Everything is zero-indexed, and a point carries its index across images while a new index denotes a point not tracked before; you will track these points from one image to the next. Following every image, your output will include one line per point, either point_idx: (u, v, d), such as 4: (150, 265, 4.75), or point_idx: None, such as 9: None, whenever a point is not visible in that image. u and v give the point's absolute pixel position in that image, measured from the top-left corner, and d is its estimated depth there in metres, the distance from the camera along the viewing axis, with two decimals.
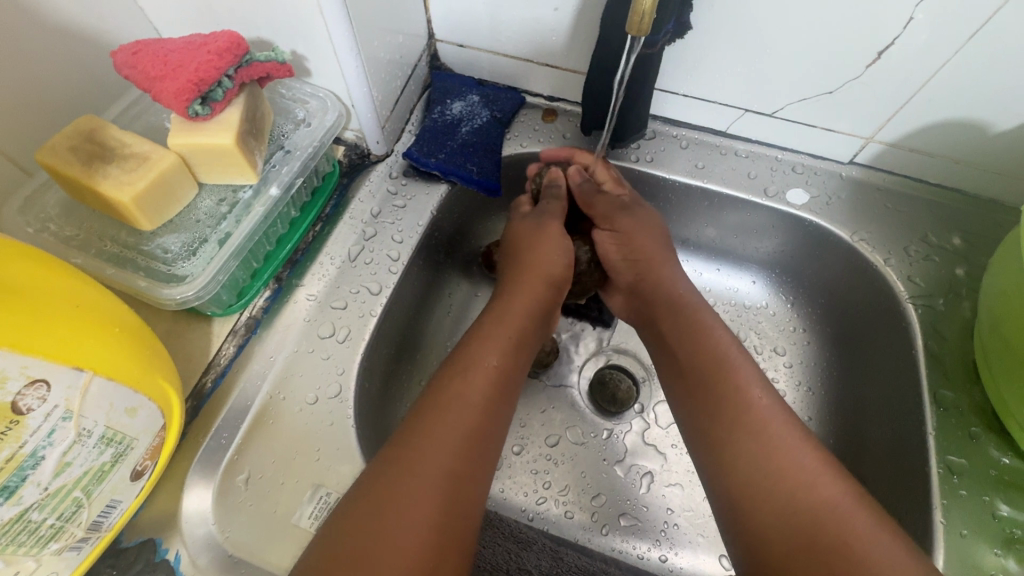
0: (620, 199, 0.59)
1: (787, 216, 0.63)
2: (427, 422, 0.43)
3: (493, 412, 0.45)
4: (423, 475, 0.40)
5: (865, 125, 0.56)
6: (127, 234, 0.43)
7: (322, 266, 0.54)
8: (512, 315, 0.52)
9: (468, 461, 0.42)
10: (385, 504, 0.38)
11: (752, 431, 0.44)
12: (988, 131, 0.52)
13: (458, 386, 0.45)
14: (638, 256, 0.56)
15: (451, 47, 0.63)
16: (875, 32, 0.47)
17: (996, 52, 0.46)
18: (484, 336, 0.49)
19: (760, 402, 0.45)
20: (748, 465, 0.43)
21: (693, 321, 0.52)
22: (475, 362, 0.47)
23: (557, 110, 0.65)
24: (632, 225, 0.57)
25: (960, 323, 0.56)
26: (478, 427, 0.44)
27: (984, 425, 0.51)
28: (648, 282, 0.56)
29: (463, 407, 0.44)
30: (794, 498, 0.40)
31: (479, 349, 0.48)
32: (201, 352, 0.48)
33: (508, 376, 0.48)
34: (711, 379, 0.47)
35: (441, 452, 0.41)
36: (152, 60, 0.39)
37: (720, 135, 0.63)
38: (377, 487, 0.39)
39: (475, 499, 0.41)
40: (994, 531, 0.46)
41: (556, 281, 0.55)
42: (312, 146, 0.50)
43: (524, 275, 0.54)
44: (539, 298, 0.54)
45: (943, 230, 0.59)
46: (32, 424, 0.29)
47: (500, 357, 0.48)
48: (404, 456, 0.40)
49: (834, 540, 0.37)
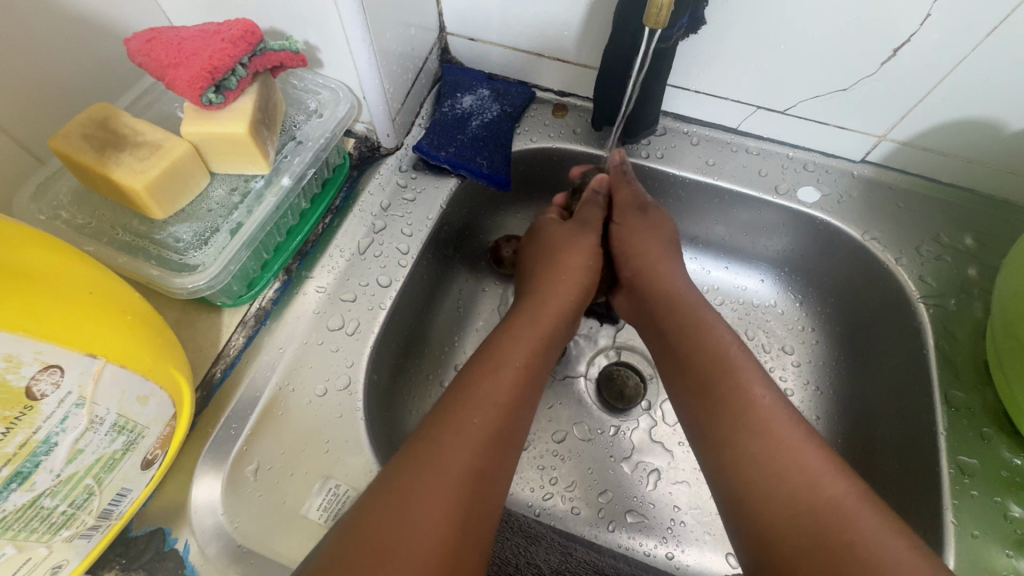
0: (638, 198, 0.58)
1: (799, 215, 0.62)
2: (450, 420, 0.42)
3: (517, 412, 0.45)
4: (447, 471, 0.39)
5: (879, 123, 0.56)
6: (138, 223, 0.43)
7: (332, 258, 0.54)
8: (542, 309, 0.53)
9: (491, 459, 0.42)
10: (408, 500, 0.37)
11: (755, 434, 0.43)
12: (1002, 131, 0.52)
13: (483, 384, 0.45)
14: (634, 251, 0.58)
15: (462, 40, 0.63)
16: (892, 28, 0.47)
17: (1013, 50, 0.45)
18: (511, 335, 0.50)
19: (759, 404, 0.44)
20: (751, 469, 0.42)
21: (700, 325, 0.51)
22: (503, 360, 0.47)
23: (567, 105, 0.65)
24: (641, 225, 0.58)
25: (972, 323, 0.55)
26: (501, 425, 0.43)
27: (995, 425, 0.50)
28: (644, 278, 0.57)
29: (488, 405, 0.44)
30: (795, 498, 0.40)
31: (506, 347, 0.48)
32: (212, 343, 0.48)
33: (533, 374, 0.48)
34: (714, 377, 0.47)
35: (467, 449, 0.41)
36: (166, 48, 0.39)
37: (731, 132, 0.63)
38: (399, 482, 0.38)
39: (494, 498, 0.41)
40: (1006, 532, 0.46)
41: (583, 281, 0.56)
42: (323, 137, 0.50)
43: (551, 275, 0.55)
44: (572, 298, 0.55)
45: (955, 231, 0.59)
46: (46, 410, 0.29)
47: (527, 356, 0.48)
48: (425, 452, 0.40)
49: (837, 539, 0.37)
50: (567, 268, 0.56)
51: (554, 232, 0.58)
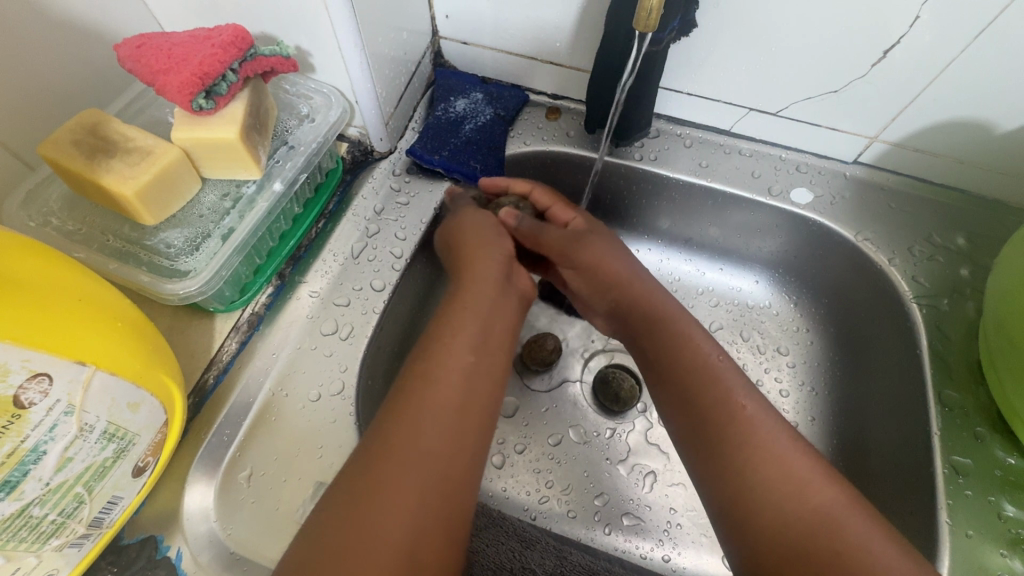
0: (568, 230, 0.55)
1: (792, 216, 0.62)
2: (397, 416, 0.39)
3: (468, 387, 0.41)
4: (393, 467, 0.37)
5: (870, 124, 0.56)
6: (130, 229, 0.43)
7: (326, 263, 0.54)
8: (476, 281, 0.48)
9: (443, 446, 0.39)
10: (360, 502, 0.35)
11: (740, 445, 0.43)
12: (992, 131, 0.52)
13: (426, 372, 0.41)
14: (602, 287, 0.54)
15: (455, 44, 0.63)
16: (881, 30, 0.47)
17: (1002, 51, 0.46)
18: (445, 311, 0.45)
19: (746, 414, 0.44)
20: (737, 479, 0.42)
21: (680, 335, 0.49)
22: (438, 339, 0.43)
23: (561, 108, 0.65)
24: (588, 256, 0.54)
25: (965, 323, 0.55)
26: (447, 405, 0.40)
27: (988, 425, 0.50)
28: (622, 305, 0.53)
29: (435, 394, 0.40)
30: (783, 506, 0.40)
31: (446, 330, 0.44)
32: (203, 349, 0.48)
33: (482, 351, 0.44)
34: (698, 386, 0.46)
35: (409, 440, 0.38)
36: (156, 54, 0.39)
37: (723, 134, 0.63)
38: (349, 485, 0.36)
39: (463, 486, 0.39)
40: (1000, 532, 0.46)
41: (495, 257, 0.50)
42: (315, 142, 0.50)
43: (476, 249, 0.50)
44: (495, 271, 0.49)
45: (947, 230, 0.59)
46: (34, 418, 0.29)
47: (472, 335, 0.44)
48: (367, 452, 0.37)
49: (826, 547, 0.38)
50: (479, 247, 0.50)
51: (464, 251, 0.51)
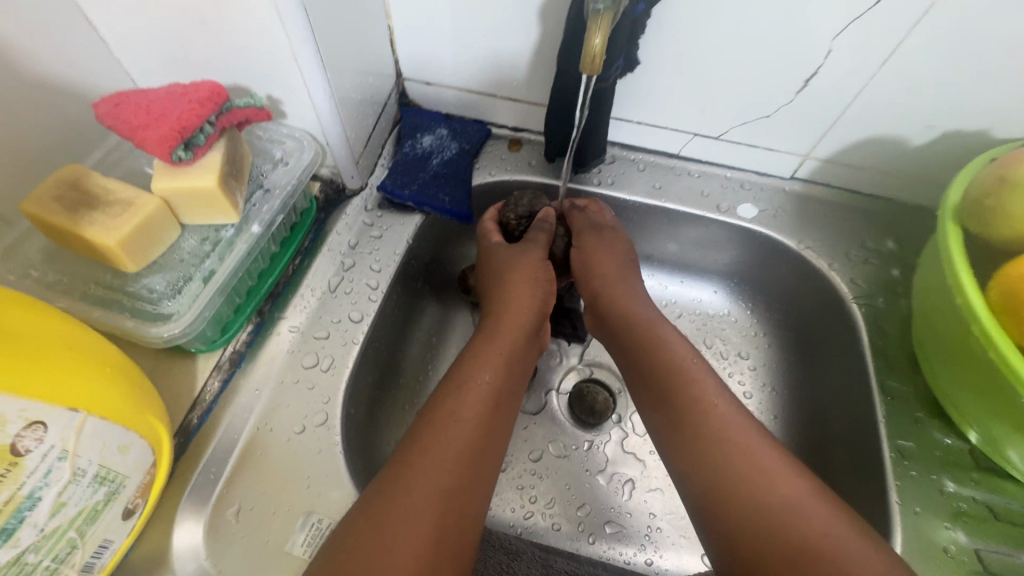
0: (595, 219, 0.61)
1: (740, 230, 0.68)
2: (421, 443, 0.44)
3: (489, 429, 0.47)
4: (419, 491, 0.41)
5: (801, 142, 0.62)
6: (111, 276, 0.45)
7: (304, 298, 0.56)
8: (502, 327, 0.54)
9: (464, 478, 0.44)
10: (380, 524, 0.39)
11: (713, 442, 0.46)
12: (907, 145, 0.59)
13: (450, 404, 0.47)
14: (598, 274, 0.59)
15: (419, 85, 0.67)
16: (800, 63, 0.53)
17: (904, 78, 0.52)
18: (474, 356, 0.51)
19: (717, 410, 0.48)
20: (711, 472, 0.45)
21: (656, 340, 0.54)
22: (468, 381, 0.49)
23: (522, 139, 0.70)
24: (596, 244, 0.60)
25: (901, 318, 0.61)
26: (473, 441, 0.45)
27: (927, 411, 0.55)
28: (603, 301, 0.58)
29: (456, 423, 0.46)
30: (752, 496, 0.43)
31: (470, 367, 0.50)
32: (187, 389, 0.49)
33: (500, 392, 0.50)
34: (675, 388, 0.50)
35: (436, 468, 0.43)
36: (134, 111, 0.41)
37: (673, 157, 0.69)
38: (376, 506, 0.40)
39: (470, 516, 0.43)
40: (944, 506, 0.50)
41: (538, 295, 0.56)
42: (290, 184, 0.52)
43: (507, 295, 0.55)
44: (530, 310, 0.55)
45: (878, 235, 0.65)
46: (30, 464, 0.30)
47: (493, 373, 0.50)
48: (398, 475, 0.42)
49: (797, 538, 0.40)
50: (519, 278, 0.56)
51: (503, 262, 0.57)
